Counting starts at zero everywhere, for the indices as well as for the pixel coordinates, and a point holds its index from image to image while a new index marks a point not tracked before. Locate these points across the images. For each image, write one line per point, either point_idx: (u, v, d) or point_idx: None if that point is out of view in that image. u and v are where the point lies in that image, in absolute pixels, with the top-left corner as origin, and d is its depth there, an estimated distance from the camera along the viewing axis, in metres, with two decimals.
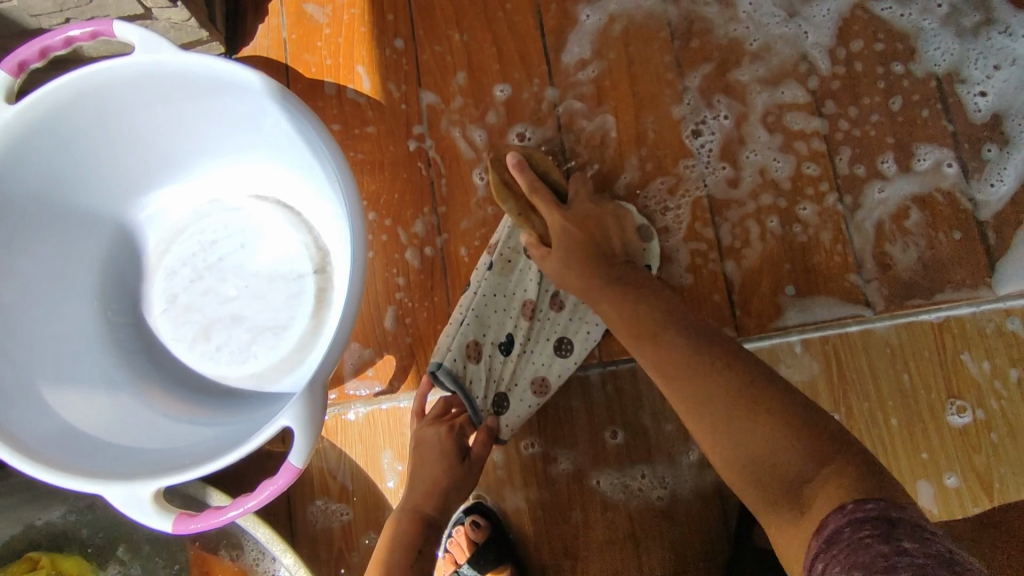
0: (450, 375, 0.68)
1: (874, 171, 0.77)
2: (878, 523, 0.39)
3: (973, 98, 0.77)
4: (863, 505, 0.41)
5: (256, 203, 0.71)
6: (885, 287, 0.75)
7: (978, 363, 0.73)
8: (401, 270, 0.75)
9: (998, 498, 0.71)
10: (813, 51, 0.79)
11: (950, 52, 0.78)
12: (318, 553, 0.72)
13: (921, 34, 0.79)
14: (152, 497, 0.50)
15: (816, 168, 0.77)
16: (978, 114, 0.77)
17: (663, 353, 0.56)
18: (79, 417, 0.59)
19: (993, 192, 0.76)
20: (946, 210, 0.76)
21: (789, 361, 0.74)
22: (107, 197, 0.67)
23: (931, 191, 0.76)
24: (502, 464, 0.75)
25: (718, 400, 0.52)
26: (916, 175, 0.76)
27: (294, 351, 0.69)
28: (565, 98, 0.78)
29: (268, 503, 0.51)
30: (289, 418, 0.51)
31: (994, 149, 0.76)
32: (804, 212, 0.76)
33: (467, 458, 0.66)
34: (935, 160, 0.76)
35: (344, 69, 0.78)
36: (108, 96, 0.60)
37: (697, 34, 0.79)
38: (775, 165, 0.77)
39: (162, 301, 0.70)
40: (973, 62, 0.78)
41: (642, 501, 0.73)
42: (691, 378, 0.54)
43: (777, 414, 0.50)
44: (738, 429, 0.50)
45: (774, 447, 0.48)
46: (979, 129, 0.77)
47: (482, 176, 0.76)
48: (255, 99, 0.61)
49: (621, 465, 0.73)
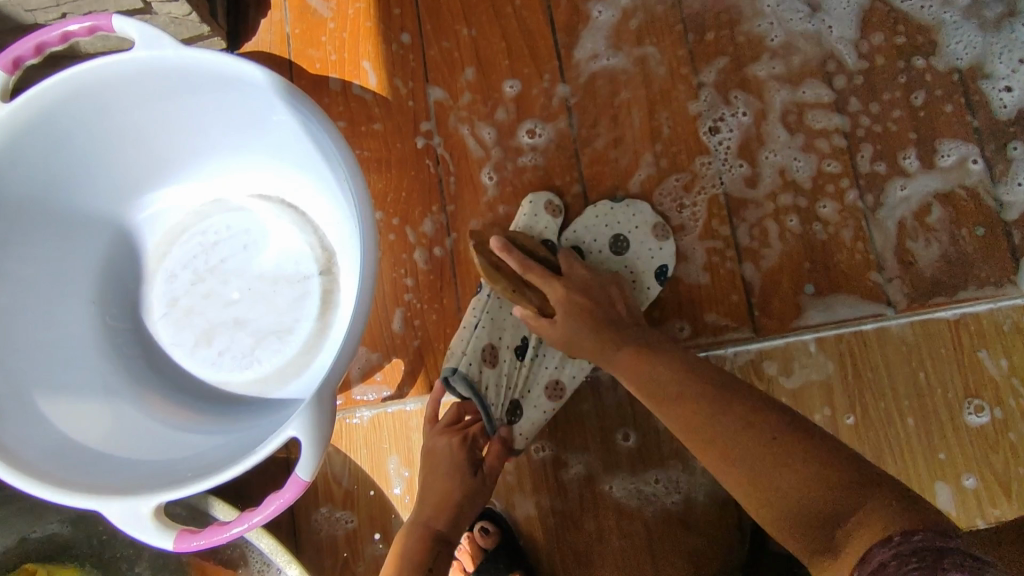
0: (464, 381, 0.65)
1: (896, 167, 0.74)
2: (927, 557, 0.35)
3: (998, 93, 0.75)
4: (910, 538, 0.37)
5: (259, 203, 0.69)
6: (906, 285, 0.72)
7: (996, 361, 0.71)
8: (409, 271, 0.73)
9: (1018, 498, 0.68)
10: (837, 45, 0.76)
11: (973, 45, 0.76)
12: (324, 562, 0.70)
13: (943, 27, 0.76)
14: (152, 513, 0.49)
15: (835, 165, 0.75)
16: (1004, 109, 0.74)
17: (673, 389, 0.54)
18: (76, 427, 0.57)
19: (1021, 191, 0.73)
20: (970, 206, 0.73)
21: (804, 361, 0.72)
22: (104, 198, 0.65)
23: (954, 188, 0.74)
24: (513, 469, 0.73)
25: (739, 436, 0.48)
26: (939, 171, 0.74)
27: (299, 355, 0.67)
28: (576, 94, 0.75)
29: (274, 517, 0.49)
30: (296, 429, 0.49)
31: (1021, 146, 0.74)
32: (824, 210, 0.74)
33: (479, 471, 0.65)
34: (958, 157, 0.74)
35: (350, 65, 0.76)
36: (105, 94, 0.58)
37: (712, 28, 0.77)
38: (794, 162, 0.75)
39: (163, 305, 0.68)
40: (997, 56, 0.75)
41: (657, 507, 0.71)
42: (705, 415, 0.51)
43: (795, 446, 0.46)
44: (761, 470, 0.46)
45: (800, 478, 0.44)
46: (1004, 125, 0.74)
47: (491, 175, 0.74)
48: (258, 96, 0.59)
49: (634, 470, 0.71)
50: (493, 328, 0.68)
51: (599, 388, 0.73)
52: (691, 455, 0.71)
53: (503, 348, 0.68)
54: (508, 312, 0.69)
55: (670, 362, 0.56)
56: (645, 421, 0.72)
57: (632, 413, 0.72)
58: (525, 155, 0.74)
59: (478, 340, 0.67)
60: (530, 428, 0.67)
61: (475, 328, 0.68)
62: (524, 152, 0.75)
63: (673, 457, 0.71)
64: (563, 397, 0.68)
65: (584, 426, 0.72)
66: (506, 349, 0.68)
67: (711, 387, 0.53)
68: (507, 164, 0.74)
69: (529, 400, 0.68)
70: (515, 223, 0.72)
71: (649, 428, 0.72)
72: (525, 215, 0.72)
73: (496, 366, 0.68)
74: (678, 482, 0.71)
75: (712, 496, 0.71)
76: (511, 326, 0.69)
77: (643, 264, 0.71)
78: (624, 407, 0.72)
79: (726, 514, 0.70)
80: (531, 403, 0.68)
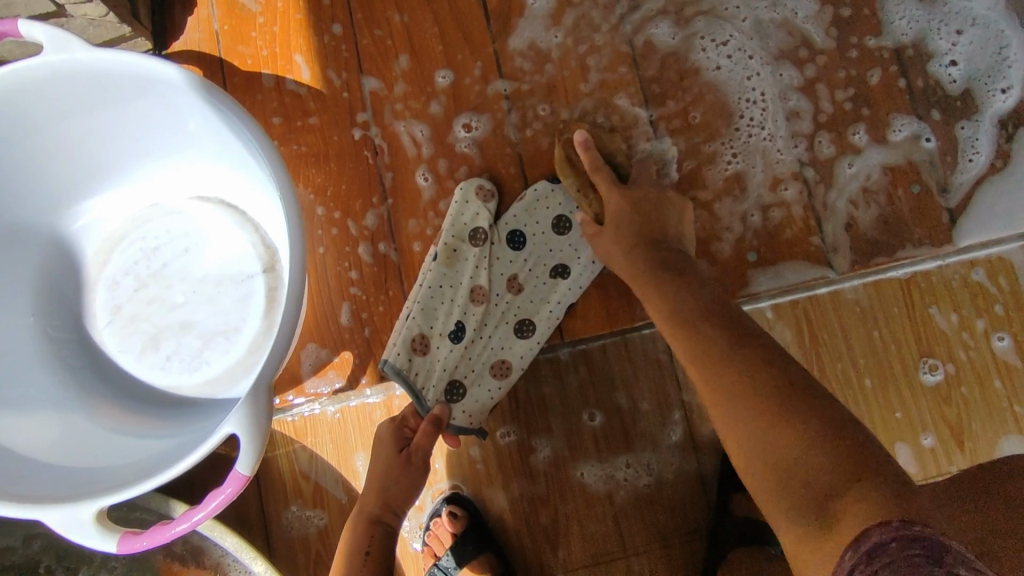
0: (394, 371, 0.67)
1: (845, 144, 0.75)
2: (928, 545, 0.35)
3: (945, 69, 0.75)
4: (910, 526, 0.36)
5: (198, 204, 0.69)
6: (851, 250, 0.74)
7: (946, 316, 0.73)
8: (354, 264, 0.73)
9: (971, 450, 0.71)
10: (805, 25, 0.77)
11: (914, 20, 0.76)
12: (295, 560, 0.70)
13: (881, 5, 0.77)
14: (94, 518, 0.49)
15: (799, 146, 0.75)
16: (953, 84, 0.75)
17: (701, 352, 0.52)
18: (20, 437, 0.57)
19: (972, 167, 0.74)
20: (906, 167, 0.74)
21: (763, 331, 0.73)
22: (37, 209, 0.65)
23: (903, 161, 0.75)
24: (480, 458, 0.73)
25: (744, 396, 0.47)
26: (883, 146, 0.75)
27: (247, 354, 0.67)
28: (514, 82, 0.75)
29: (217, 513, 0.50)
30: (234, 425, 0.50)
31: (967, 124, 0.75)
32: (787, 192, 0.74)
33: (405, 449, 0.66)
34: (908, 134, 0.75)
35: (282, 59, 0.76)
36: (25, 103, 0.57)
37: (655, 11, 0.77)
38: (742, 147, 0.75)
39: (106, 314, 0.68)
40: (937, 31, 0.76)
41: (628, 489, 0.72)
42: (742, 381, 0.48)
43: (819, 422, 0.44)
44: (765, 437, 0.45)
45: (799, 448, 0.43)
46: (953, 98, 0.75)
47: (426, 177, 0.74)
48: (182, 97, 0.59)
49: (601, 453, 0.72)
50: (424, 317, 0.69)
51: (559, 366, 0.73)
52: (656, 434, 0.72)
53: (435, 336, 0.69)
54: (440, 301, 0.70)
55: (703, 325, 0.53)
56: (606, 398, 0.73)
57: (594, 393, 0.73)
58: (466, 151, 0.74)
59: (409, 331, 0.68)
60: (473, 407, 0.69)
61: (408, 319, 0.69)
62: (463, 147, 0.74)
63: (638, 438, 0.72)
64: (507, 376, 0.70)
65: (546, 410, 0.73)
66: (438, 337, 0.69)
67: (739, 355, 0.50)
68: (441, 159, 0.74)
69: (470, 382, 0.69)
70: (447, 214, 0.72)
71: (612, 406, 0.73)
72: (456, 203, 0.72)
73: (428, 354, 0.69)
74: (649, 463, 0.72)
75: (680, 473, 0.72)
76: (444, 314, 0.70)
77: (585, 240, 0.72)
78: (586, 387, 0.73)
79: (691, 486, 0.72)
80: (474, 384, 0.69)
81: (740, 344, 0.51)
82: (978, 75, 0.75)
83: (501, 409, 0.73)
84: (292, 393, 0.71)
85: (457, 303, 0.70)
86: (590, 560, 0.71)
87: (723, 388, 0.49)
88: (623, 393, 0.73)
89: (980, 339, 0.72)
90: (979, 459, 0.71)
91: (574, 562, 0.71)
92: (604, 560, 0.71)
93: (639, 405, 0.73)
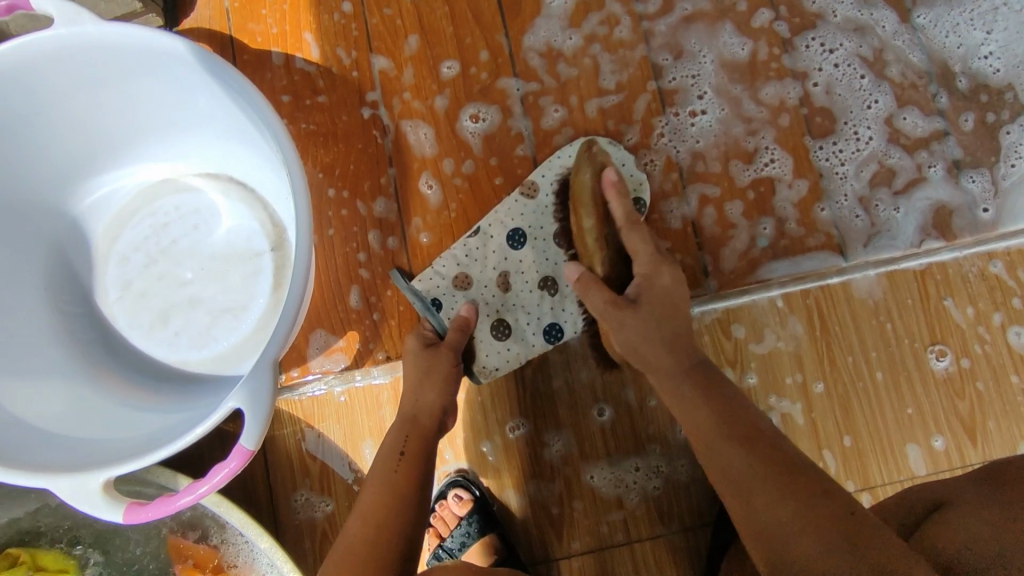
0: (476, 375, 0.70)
1: (876, 144, 0.74)
2: None
3: (983, 61, 0.74)
4: None
5: (207, 180, 0.69)
6: (867, 249, 0.72)
7: (962, 309, 0.71)
8: (361, 246, 0.73)
9: (985, 448, 0.69)
10: (895, 41, 0.75)
11: (944, 16, 0.75)
12: (301, 543, 0.70)
13: (921, 26, 0.75)
14: (101, 487, 0.51)
15: (860, 215, 0.73)
16: (994, 76, 0.74)
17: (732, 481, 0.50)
18: (32, 407, 0.58)
19: (1015, 171, 0.73)
20: (939, 170, 0.73)
21: (775, 324, 0.72)
22: (50, 183, 0.65)
23: (936, 164, 0.73)
24: (492, 455, 0.73)
25: (763, 488, 0.48)
26: (948, 184, 0.73)
27: (253, 332, 0.67)
28: (528, 71, 0.75)
29: (221, 487, 0.51)
30: (238, 401, 0.51)
31: (1014, 129, 0.73)
32: (822, 213, 0.73)
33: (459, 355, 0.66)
34: (977, 190, 0.72)
35: (291, 38, 0.75)
36: (36, 79, 0.58)
37: (687, 10, 0.75)
38: (769, 155, 0.74)
39: (117, 288, 0.68)
40: (970, 24, 0.75)
41: (637, 493, 0.71)
42: (742, 476, 0.49)
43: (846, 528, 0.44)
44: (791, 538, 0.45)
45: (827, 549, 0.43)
46: (989, 93, 0.74)
47: (430, 184, 0.74)
48: (190, 73, 0.59)
49: (613, 459, 0.72)
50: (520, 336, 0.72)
51: (569, 354, 0.73)
52: (666, 430, 0.72)
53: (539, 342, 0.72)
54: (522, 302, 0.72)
55: (752, 436, 0.52)
56: (616, 392, 0.72)
57: (604, 387, 0.73)
58: (472, 141, 0.74)
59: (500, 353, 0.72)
60: (540, 325, 0.72)
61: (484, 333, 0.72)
62: (469, 137, 0.74)
63: (650, 437, 0.72)
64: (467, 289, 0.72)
65: (554, 402, 0.73)
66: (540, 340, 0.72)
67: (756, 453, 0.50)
68: (447, 158, 0.74)
69: (560, 307, 0.72)
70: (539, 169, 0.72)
71: (620, 401, 0.72)
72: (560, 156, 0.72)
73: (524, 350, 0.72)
74: (657, 466, 0.71)
75: (690, 472, 0.71)
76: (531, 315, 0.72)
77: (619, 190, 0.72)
78: (598, 379, 0.73)
79: (699, 480, 0.71)
80: (516, 310, 0.72)
81: (783, 472, 0.48)
82: (1015, 64, 0.74)
83: (509, 401, 0.73)
84: (297, 370, 0.72)
85: (527, 286, 0.72)
86: (593, 552, 0.71)
87: (750, 494, 0.48)
88: (632, 389, 0.72)
89: (997, 333, 0.71)
90: (993, 455, 0.69)
91: (575, 553, 0.71)
92: (608, 553, 0.71)
93: (648, 400, 0.72)
